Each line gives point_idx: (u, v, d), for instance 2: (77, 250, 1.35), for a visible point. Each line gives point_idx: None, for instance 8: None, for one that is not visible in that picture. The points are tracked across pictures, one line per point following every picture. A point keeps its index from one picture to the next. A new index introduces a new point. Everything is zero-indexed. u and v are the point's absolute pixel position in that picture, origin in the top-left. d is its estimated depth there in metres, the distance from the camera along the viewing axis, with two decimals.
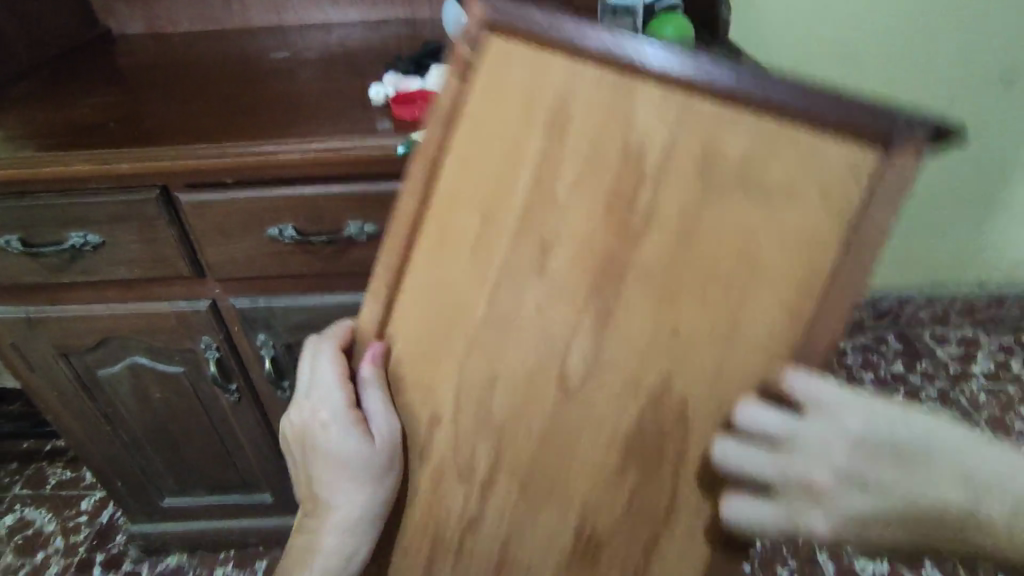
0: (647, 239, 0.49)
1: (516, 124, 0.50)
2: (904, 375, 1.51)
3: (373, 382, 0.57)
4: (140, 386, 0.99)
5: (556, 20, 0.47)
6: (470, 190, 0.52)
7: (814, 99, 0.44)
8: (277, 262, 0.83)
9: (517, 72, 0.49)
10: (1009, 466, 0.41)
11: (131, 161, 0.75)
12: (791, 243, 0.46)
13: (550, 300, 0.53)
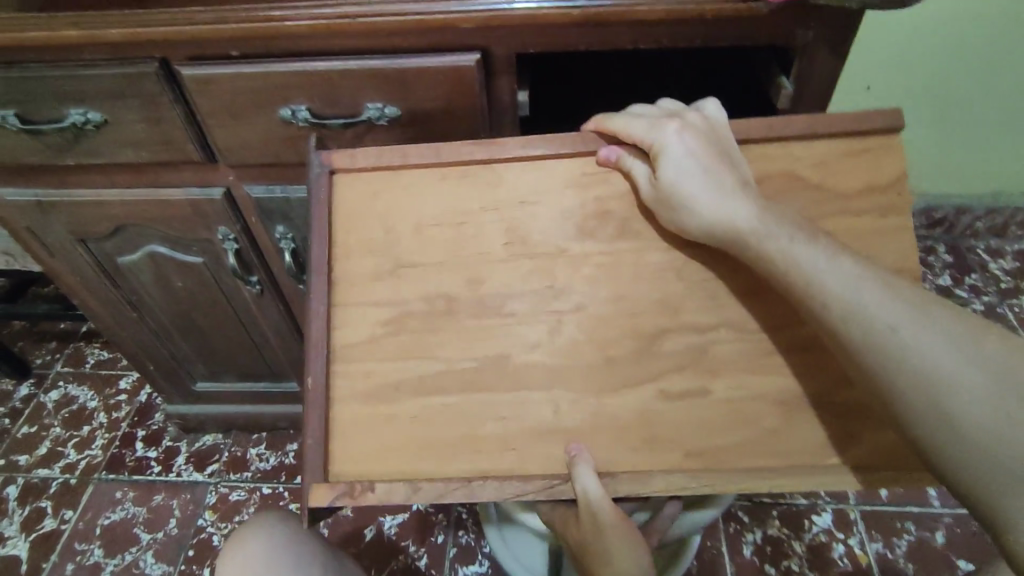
0: (573, 320, 0.63)
1: (383, 413, 0.62)
2: (951, 288, 1.44)
3: (584, 461, 0.59)
4: (161, 274, 0.96)
5: (312, 424, 0.61)
6: (441, 437, 0.62)
7: (618, 258, 0.64)
8: (291, 148, 0.75)
9: (366, 436, 0.62)
10: (742, 177, 0.60)
11: (122, 26, 0.64)
12: (759, 352, 0.61)
13: (559, 366, 0.62)
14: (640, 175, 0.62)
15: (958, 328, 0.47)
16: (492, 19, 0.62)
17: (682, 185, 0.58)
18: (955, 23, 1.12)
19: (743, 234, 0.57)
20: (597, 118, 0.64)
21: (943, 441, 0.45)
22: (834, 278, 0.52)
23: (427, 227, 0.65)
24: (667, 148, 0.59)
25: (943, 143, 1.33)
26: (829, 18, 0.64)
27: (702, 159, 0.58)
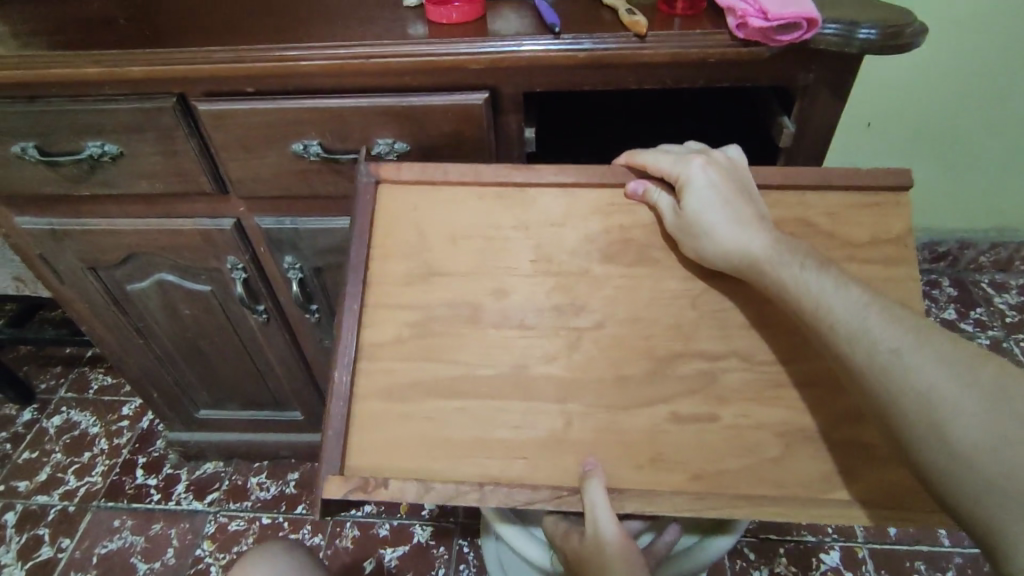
0: (583, 351, 0.63)
1: (399, 419, 0.62)
2: (956, 322, 1.43)
3: (597, 473, 0.59)
4: (169, 302, 0.97)
5: (332, 420, 0.62)
6: (453, 452, 0.61)
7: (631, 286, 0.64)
8: (302, 180, 0.77)
9: (384, 433, 0.62)
10: (762, 213, 0.61)
11: (143, 64, 0.67)
12: (767, 392, 0.61)
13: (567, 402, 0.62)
14: (663, 206, 0.63)
15: (961, 356, 0.47)
16: (500, 60, 0.64)
17: (701, 216, 0.60)
18: (953, 64, 1.15)
19: (766, 266, 0.57)
20: (629, 153, 0.66)
21: (943, 469, 0.45)
22: (844, 303, 0.52)
23: (460, 238, 0.66)
24: (688, 179, 0.61)
25: (943, 181, 1.35)
26: (829, 61, 0.65)
27: (723, 192, 0.60)
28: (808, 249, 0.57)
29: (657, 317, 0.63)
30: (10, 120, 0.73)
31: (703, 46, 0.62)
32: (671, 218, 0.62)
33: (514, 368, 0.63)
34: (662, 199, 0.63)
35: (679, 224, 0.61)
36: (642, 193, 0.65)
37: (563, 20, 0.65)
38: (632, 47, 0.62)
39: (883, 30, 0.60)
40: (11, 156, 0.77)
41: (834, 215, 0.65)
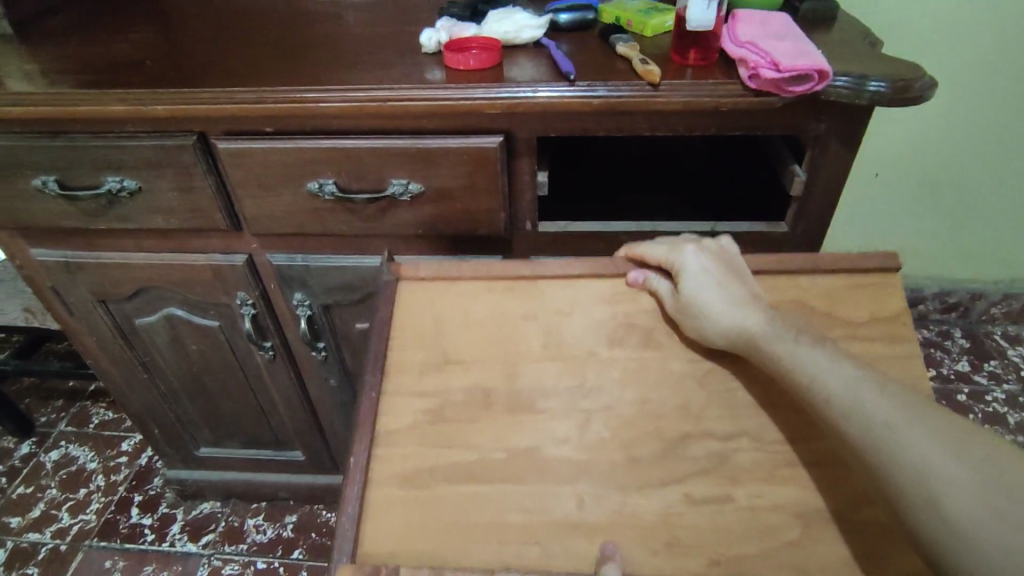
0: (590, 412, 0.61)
1: (403, 492, 0.58)
2: (970, 374, 1.41)
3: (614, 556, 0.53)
4: (177, 338, 0.97)
5: (347, 502, 0.57)
6: (456, 526, 0.55)
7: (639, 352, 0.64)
8: (316, 219, 0.77)
9: (398, 518, 0.56)
10: (760, 295, 0.61)
11: (166, 102, 0.69)
12: (783, 462, 0.57)
13: (576, 461, 0.58)
14: (663, 292, 0.65)
15: (952, 428, 0.45)
16: (515, 105, 0.65)
17: (697, 295, 0.61)
18: (959, 116, 1.17)
19: (763, 344, 0.57)
20: (628, 247, 0.68)
21: (944, 546, 0.42)
22: (836, 377, 0.52)
23: (473, 323, 0.66)
24: (683, 262, 0.63)
25: (952, 233, 1.35)
26: (839, 112, 0.66)
27: (718, 276, 0.61)
28: (805, 326, 0.57)
29: (666, 390, 0.62)
30: (34, 154, 0.75)
31: (715, 96, 0.63)
32: (671, 302, 0.64)
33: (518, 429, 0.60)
34: (662, 285, 0.65)
35: (678, 307, 0.63)
36: (643, 280, 0.66)
37: (578, 69, 0.67)
38: (646, 95, 0.64)
39: (894, 83, 0.61)
40: (32, 190, 0.78)
41: (831, 296, 0.65)
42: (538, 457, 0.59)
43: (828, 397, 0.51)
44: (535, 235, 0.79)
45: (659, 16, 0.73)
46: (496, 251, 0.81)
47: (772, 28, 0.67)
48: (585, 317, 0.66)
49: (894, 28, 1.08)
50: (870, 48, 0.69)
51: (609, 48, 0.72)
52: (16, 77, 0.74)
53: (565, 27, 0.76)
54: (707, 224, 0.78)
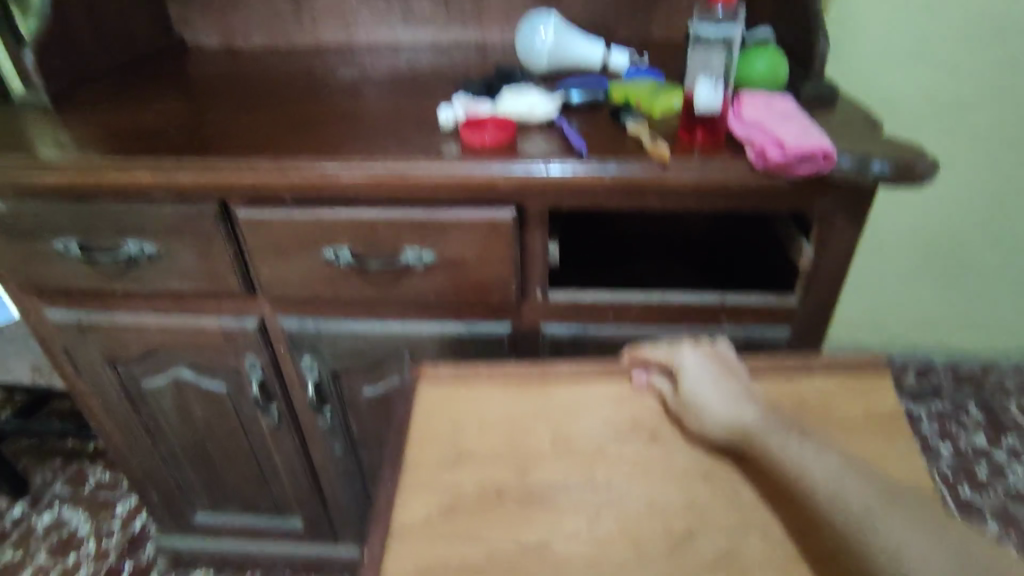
0: (597, 497, 0.60)
1: None
2: (988, 449, 1.33)
3: None
4: (182, 401, 0.96)
5: None
6: None
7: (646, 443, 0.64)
8: (330, 287, 0.79)
9: None
10: (754, 393, 0.63)
11: (191, 173, 0.71)
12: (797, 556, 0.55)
13: (584, 547, 0.56)
14: (665, 391, 0.67)
15: (922, 516, 0.49)
16: (528, 180, 0.67)
17: (697, 394, 0.63)
18: (961, 190, 1.20)
19: (760, 437, 0.58)
20: (630, 347, 0.70)
21: None
22: (822, 463, 0.54)
23: (487, 426, 0.66)
24: (680, 360, 0.65)
25: (960, 305, 1.35)
26: (844, 192, 0.68)
27: (715, 375, 0.63)
28: (798, 424, 0.59)
29: (674, 485, 0.60)
30: (59, 220, 0.77)
31: (723, 173, 0.65)
32: (671, 398, 0.65)
33: (525, 516, 0.59)
34: (663, 383, 0.67)
35: (679, 404, 0.64)
36: (644, 379, 0.68)
37: (589, 145, 0.69)
38: (656, 172, 0.66)
39: (896, 164, 0.64)
40: (54, 253, 0.80)
41: (825, 394, 0.66)
42: (545, 544, 0.57)
43: (813, 481, 0.53)
44: (546, 304, 0.79)
45: (667, 97, 0.75)
46: (505, 319, 0.81)
47: (775, 109, 0.69)
48: (593, 416, 0.66)
49: (889, 107, 1.13)
50: (871, 130, 0.72)
51: (619, 126, 0.74)
52: (49, 146, 0.77)
53: (577, 106, 0.79)
54: (716, 295, 0.78)
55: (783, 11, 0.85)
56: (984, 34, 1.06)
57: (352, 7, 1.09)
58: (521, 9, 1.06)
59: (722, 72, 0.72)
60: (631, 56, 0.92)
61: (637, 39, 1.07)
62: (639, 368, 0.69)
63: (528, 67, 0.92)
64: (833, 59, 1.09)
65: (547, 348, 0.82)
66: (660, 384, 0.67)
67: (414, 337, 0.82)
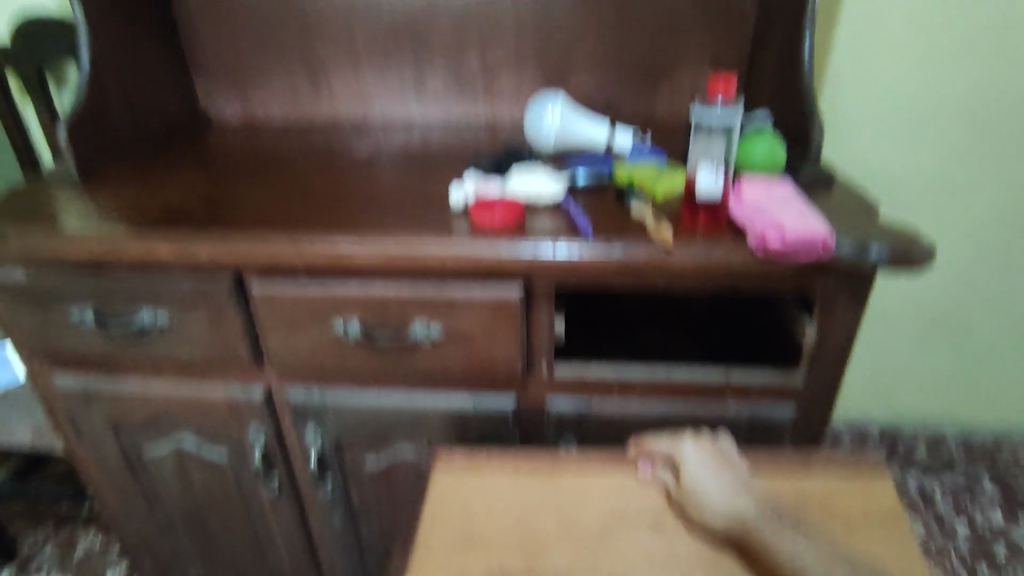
0: None
1: None
2: (1006, 528, 1.30)
3: None
4: (183, 469, 0.95)
5: None
6: None
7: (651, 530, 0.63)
8: (338, 358, 0.79)
9: None
10: (753, 488, 0.64)
11: (208, 247, 0.73)
12: None
13: None
14: (668, 483, 0.66)
15: None
16: (536, 261, 0.69)
17: (699, 484, 0.63)
18: (961, 264, 1.22)
19: (762, 533, 0.58)
20: (636, 439, 0.70)
21: None
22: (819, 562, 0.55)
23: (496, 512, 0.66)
24: (682, 452, 0.66)
25: (969, 378, 1.33)
26: (843, 274, 0.70)
27: (717, 469, 0.64)
28: (796, 520, 0.60)
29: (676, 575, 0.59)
30: (77, 289, 0.79)
31: (725, 257, 0.67)
32: (673, 491, 0.65)
33: None
34: (664, 475, 0.67)
35: (682, 496, 0.64)
36: (648, 471, 0.68)
37: (595, 227, 0.72)
38: (660, 254, 0.68)
39: (894, 250, 0.65)
40: (68, 321, 0.82)
41: (824, 489, 0.66)
42: None
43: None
44: (552, 380, 0.80)
45: (669, 180, 0.78)
46: (510, 393, 0.81)
47: (775, 193, 0.71)
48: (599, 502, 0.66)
49: (884, 187, 1.17)
50: (869, 213, 0.74)
51: (624, 207, 0.77)
52: (73, 218, 0.80)
53: (583, 187, 0.82)
54: (721, 372, 0.78)
55: (779, 97, 0.89)
56: (972, 118, 1.10)
57: (368, 85, 1.14)
58: (529, 90, 1.11)
59: (723, 158, 0.76)
60: (635, 136, 0.96)
61: (641, 118, 1.11)
62: (641, 461, 0.69)
63: (536, 147, 0.96)
64: (829, 139, 1.14)
65: (552, 423, 0.82)
66: (664, 476, 0.67)
67: (420, 410, 0.82)
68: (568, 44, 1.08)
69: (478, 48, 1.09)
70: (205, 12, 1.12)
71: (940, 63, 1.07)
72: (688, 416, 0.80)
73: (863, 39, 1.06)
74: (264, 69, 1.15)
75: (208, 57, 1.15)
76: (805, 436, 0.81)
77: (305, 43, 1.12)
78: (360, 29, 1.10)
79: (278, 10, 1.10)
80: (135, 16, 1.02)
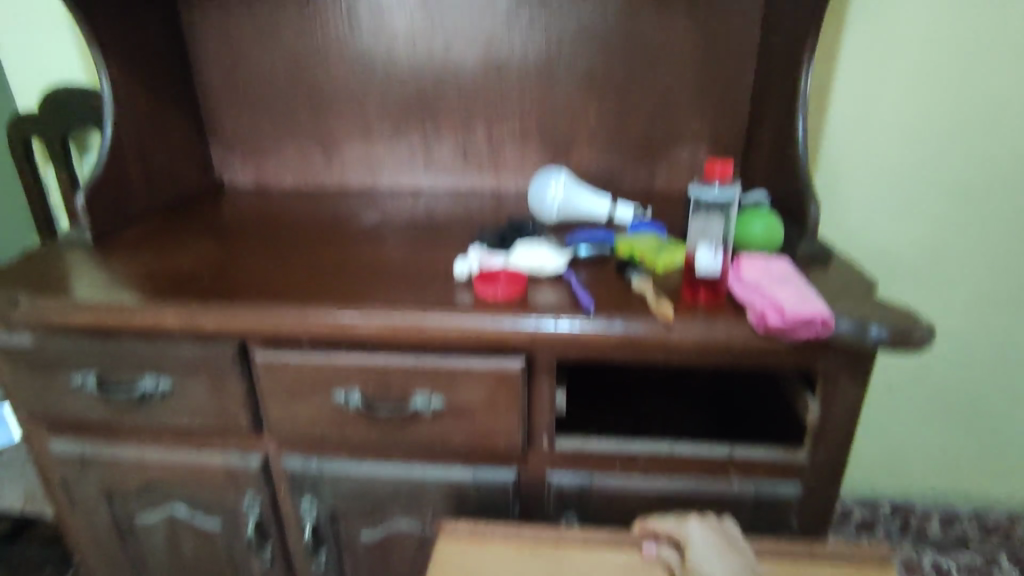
0: None
1: None
2: None
3: None
4: (174, 539, 0.92)
5: None
6: None
7: None
8: (337, 428, 0.79)
9: None
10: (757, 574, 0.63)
11: (215, 316, 0.75)
12: None
13: None
14: (675, 563, 0.65)
15: None
16: (538, 334, 0.70)
17: (704, 567, 0.62)
18: (964, 333, 1.21)
19: None
20: (640, 521, 0.68)
21: None
22: None
23: None
24: (687, 531, 0.65)
25: (979, 452, 1.31)
26: (844, 352, 0.70)
27: (722, 551, 0.63)
28: None
29: None
30: (82, 355, 0.79)
31: (725, 334, 0.68)
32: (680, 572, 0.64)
33: None
34: (669, 554, 0.66)
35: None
36: (653, 550, 0.67)
37: (596, 301, 0.72)
38: (660, 330, 0.69)
39: (893, 330, 0.66)
40: (70, 387, 0.82)
41: None
42: None
43: None
44: (553, 452, 0.79)
45: (669, 254, 0.80)
46: (511, 466, 0.80)
47: (773, 271, 0.73)
48: None
49: (881, 262, 1.19)
50: (866, 290, 0.75)
51: (625, 280, 0.78)
52: (85, 285, 0.81)
53: (585, 259, 0.84)
54: (724, 447, 0.77)
55: (775, 175, 0.92)
56: (965, 196, 1.13)
57: (379, 156, 1.18)
58: (533, 164, 1.15)
59: (722, 238, 0.78)
60: (636, 210, 0.98)
61: (641, 190, 1.15)
62: (646, 542, 0.67)
63: (539, 218, 0.98)
64: (827, 212, 1.17)
65: (552, 497, 0.80)
66: (668, 556, 0.66)
67: (418, 482, 0.81)
68: (571, 121, 1.12)
69: (484, 123, 1.14)
70: (226, 87, 1.18)
71: (930, 144, 1.11)
72: (692, 494, 0.78)
73: (855, 122, 1.11)
74: (278, 139, 1.20)
75: (226, 128, 1.20)
76: (812, 516, 0.79)
77: (320, 117, 1.17)
78: (373, 105, 1.15)
79: (295, 86, 1.16)
80: (159, 91, 1.07)
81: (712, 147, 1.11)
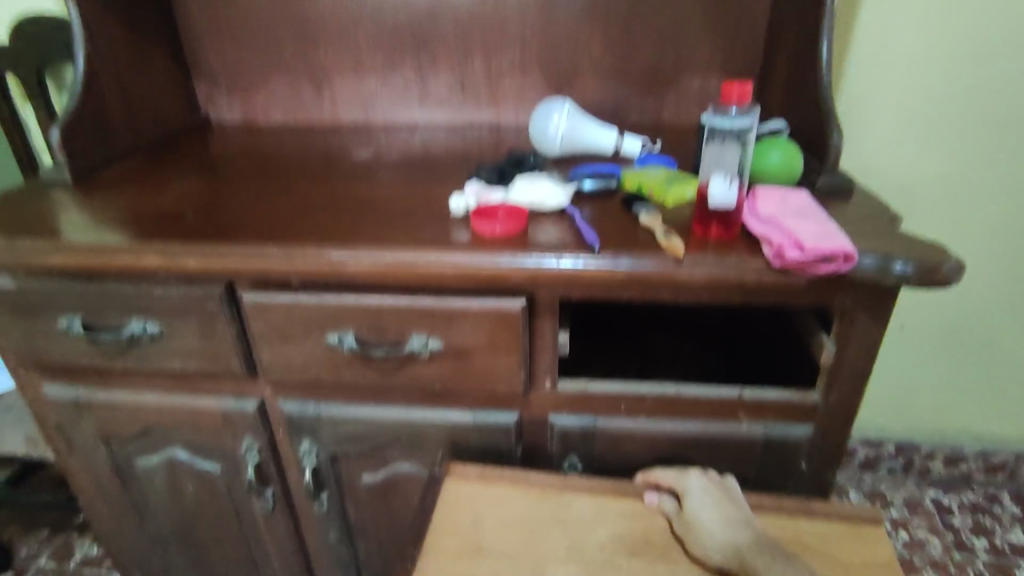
0: None
1: None
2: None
3: None
4: (175, 481, 0.92)
5: None
6: None
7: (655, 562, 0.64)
8: (332, 371, 0.76)
9: None
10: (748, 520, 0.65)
11: (199, 256, 0.71)
12: None
13: None
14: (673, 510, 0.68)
15: None
16: (539, 273, 0.66)
17: (698, 514, 0.65)
18: (983, 270, 1.16)
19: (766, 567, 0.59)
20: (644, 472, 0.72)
21: None
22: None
23: (503, 531, 0.67)
24: (686, 481, 0.68)
25: (989, 392, 1.29)
26: (861, 290, 0.66)
27: (717, 498, 0.66)
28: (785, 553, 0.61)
29: None
30: (66, 297, 0.76)
31: (738, 271, 0.64)
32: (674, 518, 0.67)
33: None
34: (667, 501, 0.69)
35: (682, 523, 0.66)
36: (654, 498, 0.69)
37: (602, 239, 0.68)
38: (669, 268, 0.65)
39: (917, 265, 0.62)
40: (57, 331, 0.79)
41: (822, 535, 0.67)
42: None
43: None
44: (555, 395, 0.76)
45: (680, 187, 0.75)
46: (513, 409, 0.78)
47: (791, 204, 0.69)
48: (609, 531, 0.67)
49: (903, 199, 1.13)
50: (889, 224, 0.70)
51: (631, 216, 0.74)
52: (64, 225, 0.77)
53: (589, 194, 0.79)
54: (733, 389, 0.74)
55: (795, 102, 0.86)
56: (996, 127, 1.06)
57: (371, 88, 1.11)
58: (535, 96, 1.08)
59: (738, 167, 0.72)
60: (644, 141, 0.92)
61: (649, 122, 1.08)
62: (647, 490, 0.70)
63: (540, 152, 0.93)
64: (850, 146, 1.10)
65: (555, 440, 0.79)
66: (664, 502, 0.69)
67: (419, 424, 0.79)
68: (575, 48, 1.04)
69: (483, 52, 1.06)
70: (206, 16, 1.10)
71: (963, 69, 1.02)
72: (699, 436, 0.76)
73: (883, 45, 1.02)
74: (265, 73, 1.13)
75: (208, 60, 1.13)
76: (821, 459, 0.77)
77: (307, 48, 1.10)
78: (364, 36, 1.08)
79: (279, 14, 1.08)
80: (133, 20, 1.00)
81: (727, 75, 1.04)
